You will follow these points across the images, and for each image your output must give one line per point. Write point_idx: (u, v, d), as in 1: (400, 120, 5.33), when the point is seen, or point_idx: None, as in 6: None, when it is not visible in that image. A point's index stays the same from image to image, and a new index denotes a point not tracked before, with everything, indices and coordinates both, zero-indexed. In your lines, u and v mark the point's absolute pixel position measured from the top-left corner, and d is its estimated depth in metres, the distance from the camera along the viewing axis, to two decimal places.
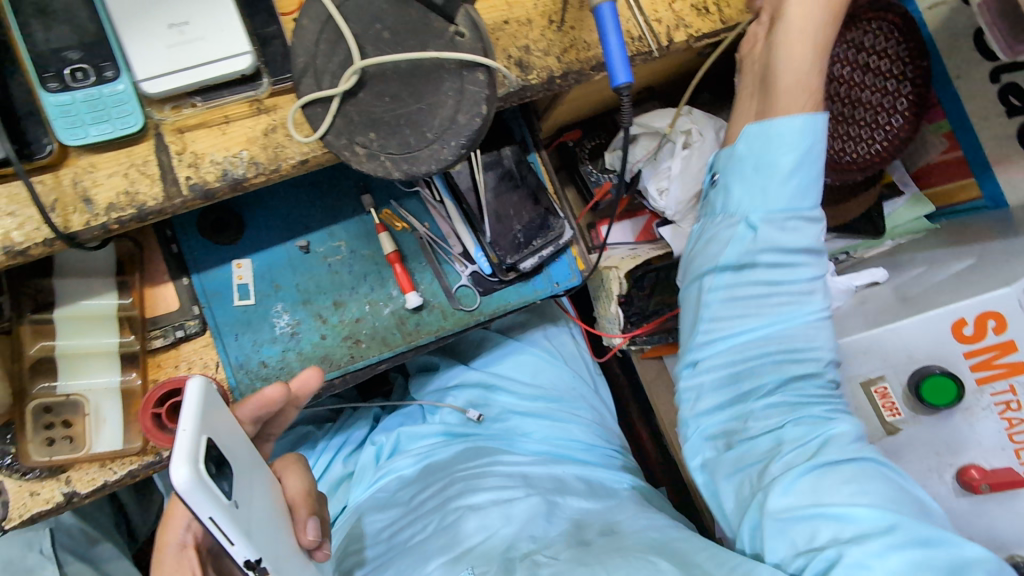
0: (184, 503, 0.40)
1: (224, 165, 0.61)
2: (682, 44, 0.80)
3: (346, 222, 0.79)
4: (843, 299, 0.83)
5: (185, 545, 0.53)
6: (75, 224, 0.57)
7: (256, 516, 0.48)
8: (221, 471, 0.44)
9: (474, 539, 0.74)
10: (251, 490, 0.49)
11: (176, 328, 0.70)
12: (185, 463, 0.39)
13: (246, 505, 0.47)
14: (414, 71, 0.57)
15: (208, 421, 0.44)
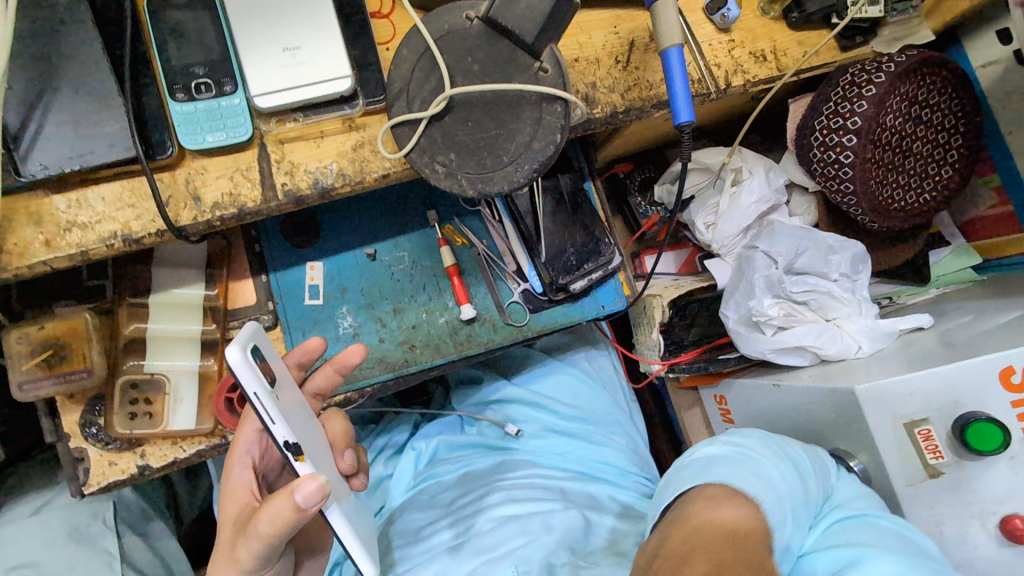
0: (234, 378, 0.49)
1: (316, 174, 0.67)
2: (740, 88, 0.84)
3: (412, 234, 0.84)
4: (888, 340, 0.82)
5: (246, 464, 0.62)
6: (184, 218, 0.63)
7: (293, 418, 0.57)
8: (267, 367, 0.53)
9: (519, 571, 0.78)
10: (292, 397, 0.58)
11: (251, 322, 0.76)
12: (240, 346, 0.49)
13: (286, 406, 0.56)
14: (497, 99, 0.63)
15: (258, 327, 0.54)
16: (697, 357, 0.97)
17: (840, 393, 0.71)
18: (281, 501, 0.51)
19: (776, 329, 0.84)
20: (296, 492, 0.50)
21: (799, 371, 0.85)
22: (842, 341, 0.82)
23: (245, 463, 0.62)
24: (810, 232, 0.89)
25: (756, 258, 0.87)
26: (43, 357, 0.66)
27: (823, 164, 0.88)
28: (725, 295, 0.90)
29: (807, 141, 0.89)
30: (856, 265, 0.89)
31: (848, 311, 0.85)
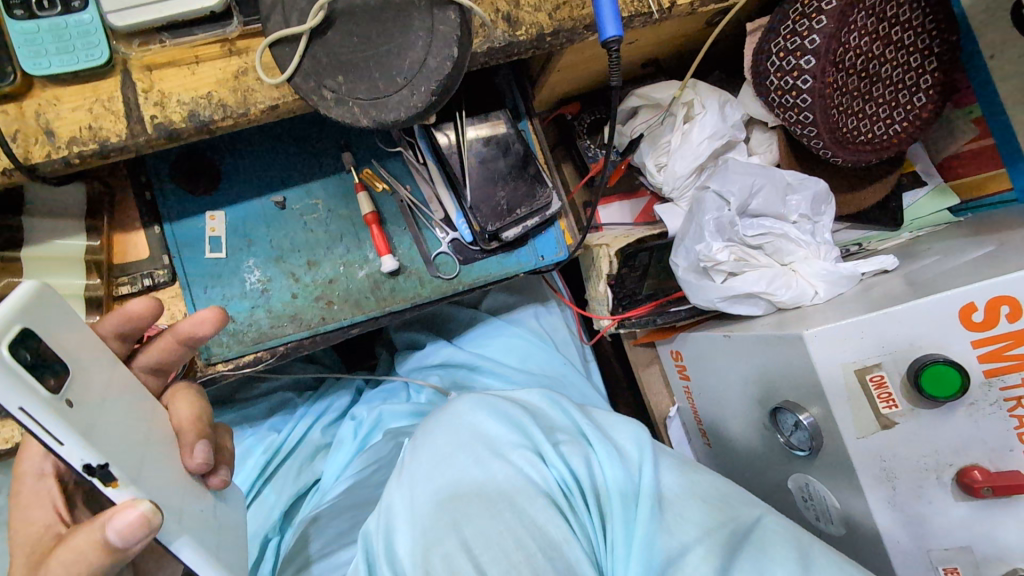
0: None
1: (191, 105, 0.59)
2: (687, 5, 0.75)
3: (326, 180, 0.77)
4: (848, 285, 0.75)
5: (43, 473, 0.52)
6: (36, 156, 0.56)
7: (110, 425, 0.43)
8: (54, 361, 0.39)
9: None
10: (106, 397, 0.44)
11: (144, 277, 0.70)
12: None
13: (95, 413, 0.41)
14: (385, 8, 0.54)
15: (32, 307, 0.38)
16: (648, 312, 0.90)
17: (788, 340, 0.65)
18: (83, 532, 0.41)
19: (726, 276, 0.77)
20: (109, 526, 0.39)
21: (753, 321, 0.78)
22: (798, 287, 0.75)
23: (49, 478, 0.52)
24: (767, 170, 0.82)
25: (706, 199, 0.80)
26: None
27: (780, 92, 0.79)
28: (676, 242, 0.83)
29: (763, 67, 0.80)
30: (816, 206, 0.82)
31: (805, 255, 0.77)
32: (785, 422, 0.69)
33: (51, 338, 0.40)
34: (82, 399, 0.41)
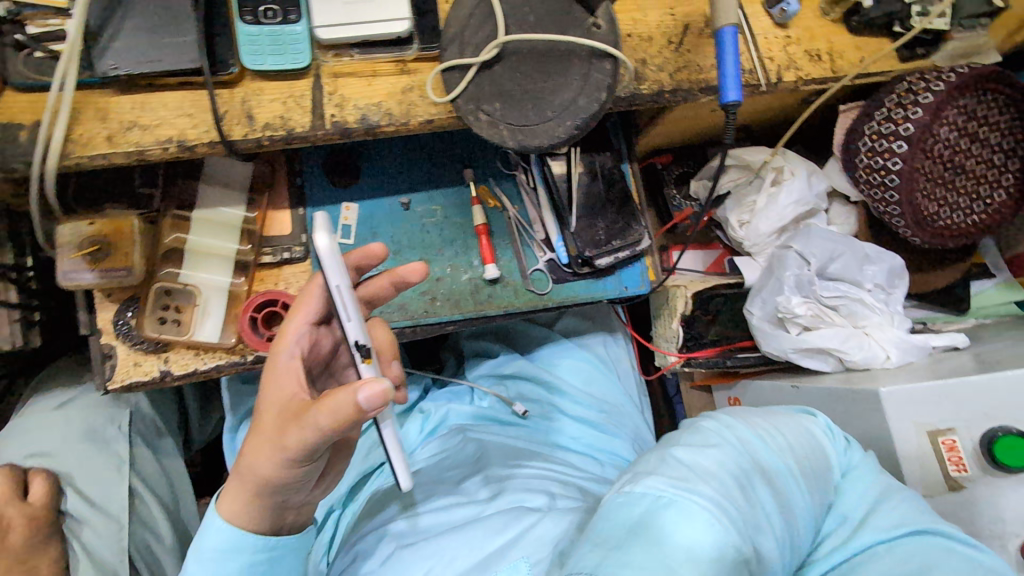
0: (319, 262, 0.49)
1: (364, 110, 0.70)
2: (790, 84, 0.84)
3: (446, 190, 0.86)
4: (919, 355, 0.79)
5: (294, 355, 0.53)
6: (236, 134, 0.66)
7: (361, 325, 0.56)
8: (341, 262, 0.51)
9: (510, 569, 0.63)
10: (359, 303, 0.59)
11: (283, 250, 0.78)
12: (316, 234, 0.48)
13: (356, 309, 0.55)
14: (549, 52, 0.64)
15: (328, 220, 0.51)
16: (713, 355, 0.96)
17: (861, 394, 0.69)
18: (344, 390, 0.46)
19: (801, 329, 0.83)
20: (361, 389, 0.45)
21: (821, 377, 0.82)
22: (870, 350, 0.80)
23: (294, 351, 0.54)
24: (848, 239, 0.88)
25: (787, 258, 0.86)
26: (88, 251, 0.69)
27: (870, 170, 0.86)
28: (752, 292, 0.88)
29: (855, 146, 0.87)
30: (890, 279, 0.87)
31: (879, 321, 0.82)
32: None
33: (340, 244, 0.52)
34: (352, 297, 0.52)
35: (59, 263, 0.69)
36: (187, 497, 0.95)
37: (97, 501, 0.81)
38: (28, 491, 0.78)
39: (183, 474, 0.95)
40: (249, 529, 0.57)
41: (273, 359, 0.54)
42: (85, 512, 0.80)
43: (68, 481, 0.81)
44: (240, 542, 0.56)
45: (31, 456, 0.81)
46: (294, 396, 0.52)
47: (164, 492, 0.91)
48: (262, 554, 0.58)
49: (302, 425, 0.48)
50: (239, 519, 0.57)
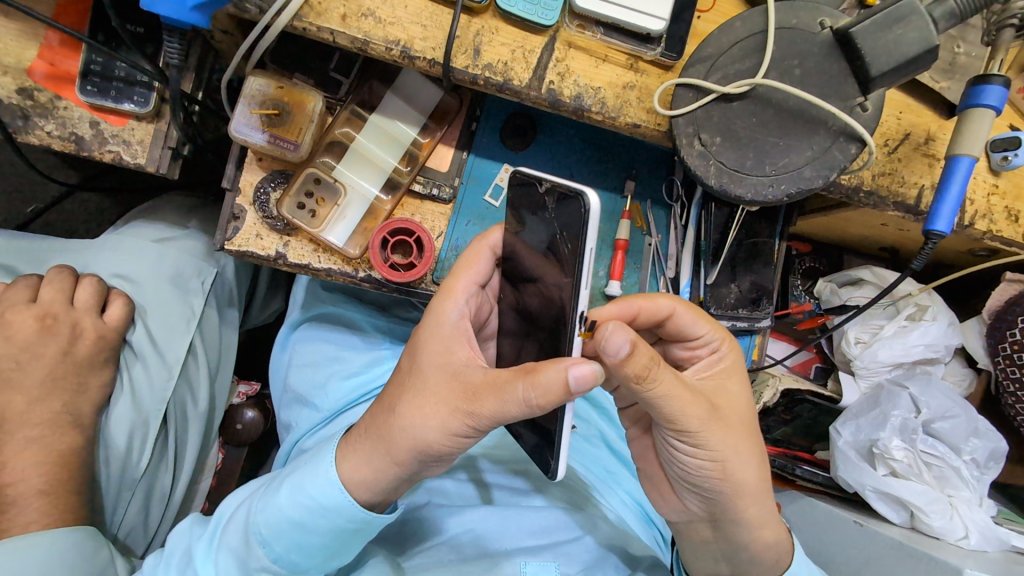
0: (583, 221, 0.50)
1: (581, 89, 0.67)
2: (979, 233, 0.79)
3: (603, 193, 0.84)
4: (996, 548, 0.75)
5: (461, 316, 0.60)
6: (457, 62, 0.64)
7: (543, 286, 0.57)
8: (530, 230, 0.57)
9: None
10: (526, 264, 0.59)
11: (434, 186, 0.76)
12: (578, 193, 0.51)
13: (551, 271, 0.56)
14: (797, 112, 0.61)
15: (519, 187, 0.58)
16: (776, 454, 0.94)
17: (941, 568, 0.66)
18: (551, 364, 0.49)
19: (889, 472, 0.81)
20: (578, 370, 0.48)
21: (888, 525, 0.79)
22: (951, 521, 0.76)
23: (460, 312, 0.59)
24: (966, 405, 0.85)
25: (900, 397, 0.84)
26: (267, 111, 0.69)
27: (1016, 347, 0.82)
28: (845, 414, 0.87)
29: (1013, 318, 0.83)
30: (988, 460, 0.84)
31: (967, 497, 0.79)
32: None
33: (516, 214, 0.59)
34: (527, 261, 0.59)
35: (236, 111, 0.69)
36: (227, 373, 0.94)
37: (159, 343, 0.82)
38: (105, 309, 0.79)
39: (232, 349, 0.94)
40: (354, 495, 0.58)
41: (438, 326, 0.59)
42: (146, 349, 0.81)
43: (140, 315, 0.82)
44: (342, 510, 0.58)
45: (117, 277, 0.82)
46: (468, 367, 0.56)
47: (214, 360, 0.90)
48: (352, 526, 0.59)
49: (502, 394, 0.51)
50: (353, 486, 0.58)
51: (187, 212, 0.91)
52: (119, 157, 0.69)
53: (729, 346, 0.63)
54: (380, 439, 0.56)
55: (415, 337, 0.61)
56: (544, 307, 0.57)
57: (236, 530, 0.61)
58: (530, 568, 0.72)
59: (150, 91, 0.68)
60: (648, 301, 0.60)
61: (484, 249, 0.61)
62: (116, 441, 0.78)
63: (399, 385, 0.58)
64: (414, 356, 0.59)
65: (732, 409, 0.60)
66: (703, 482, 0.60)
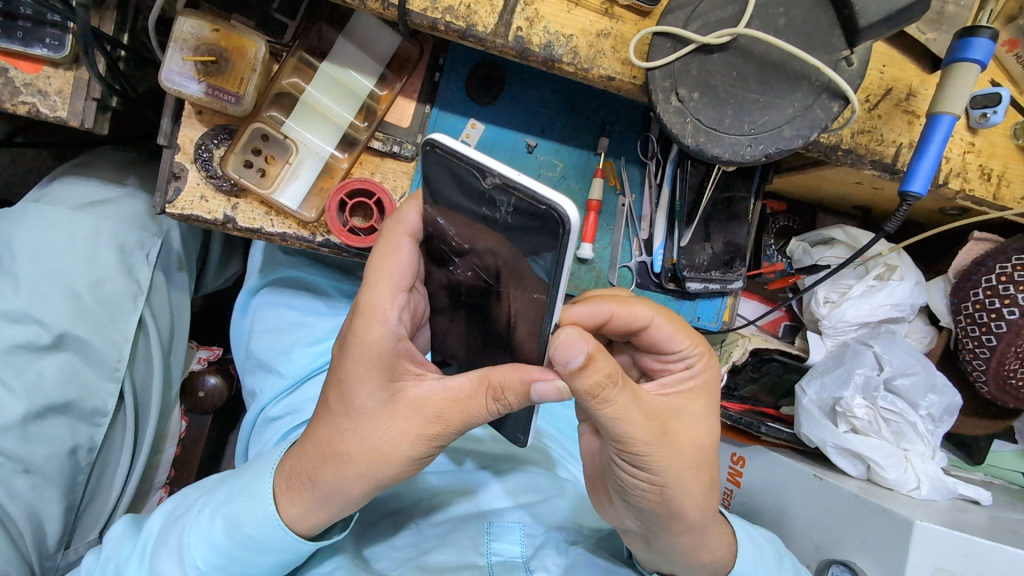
0: (549, 215, 0.46)
1: (551, 37, 0.61)
2: (952, 192, 0.78)
3: (574, 150, 0.79)
4: (945, 498, 0.78)
5: (400, 336, 0.55)
6: (414, 5, 0.58)
7: (485, 269, 0.54)
8: (460, 205, 0.52)
9: (486, 544, 0.71)
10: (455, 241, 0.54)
11: (395, 143, 0.71)
12: (550, 206, 0.45)
13: (502, 261, 0.52)
14: (779, 66, 0.58)
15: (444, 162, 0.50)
16: (743, 411, 0.95)
17: (892, 519, 0.69)
18: (515, 375, 0.51)
19: (850, 429, 0.83)
20: (542, 385, 0.50)
21: (845, 478, 0.81)
22: (904, 473, 0.79)
23: (397, 330, 0.55)
24: (926, 362, 0.86)
25: (864, 355, 0.86)
26: (203, 58, 0.62)
27: (978, 306, 0.83)
28: (812, 371, 0.89)
29: (977, 278, 0.84)
30: (943, 414, 0.86)
31: (921, 450, 0.82)
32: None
33: (437, 190, 0.52)
34: (459, 243, 0.54)
35: (167, 58, 0.62)
36: (181, 343, 0.90)
37: (104, 320, 0.76)
38: (38, 283, 0.72)
39: (185, 316, 0.90)
40: (295, 531, 0.58)
41: (371, 356, 0.54)
42: (87, 330, 0.74)
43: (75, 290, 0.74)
44: (286, 546, 0.58)
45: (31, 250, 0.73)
46: (418, 387, 0.54)
47: (166, 331, 0.86)
48: (293, 555, 0.60)
49: (469, 408, 0.53)
50: (292, 522, 0.58)
51: (125, 169, 0.84)
52: (35, 109, 0.61)
53: (704, 361, 0.60)
54: (318, 479, 0.55)
55: (340, 367, 0.55)
56: (477, 286, 0.56)
57: (169, 561, 0.59)
58: (495, 527, 0.73)
59: (64, 32, 0.60)
60: (622, 308, 0.56)
61: (402, 239, 0.56)
62: (60, 427, 0.73)
63: (338, 425, 0.54)
64: (348, 392, 0.54)
65: (686, 434, 0.56)
66: (641, 500, 0.59)
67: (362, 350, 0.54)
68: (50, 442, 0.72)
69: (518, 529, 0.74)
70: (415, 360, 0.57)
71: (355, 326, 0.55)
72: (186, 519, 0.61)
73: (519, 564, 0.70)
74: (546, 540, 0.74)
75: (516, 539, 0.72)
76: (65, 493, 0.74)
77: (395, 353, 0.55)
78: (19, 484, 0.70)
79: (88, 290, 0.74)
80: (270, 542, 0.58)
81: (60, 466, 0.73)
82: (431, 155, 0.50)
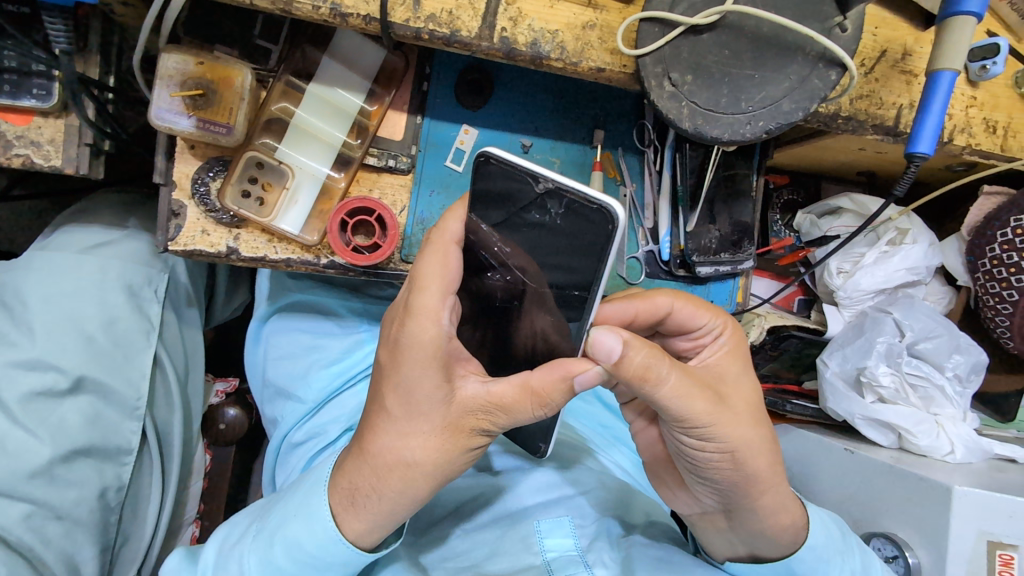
0: (604, 228, 0.49)
1: (537, 34, 0.61)
2: (958, 148, 0.77)
3: (571, 145, 0.78)
4: (980, 459, 0.77)
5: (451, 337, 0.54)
6: (395, 16, 0.58)
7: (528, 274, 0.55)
8: (508, 211, 0.53)
9: (538, 544, 0.69)
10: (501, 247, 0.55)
11: (389, 157, 0.70)
12: (602, 207, 0.48)
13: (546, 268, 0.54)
14: (771, 39, 0.56)
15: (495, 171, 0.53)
16: (766, 391, 0.94)
17: (931, 486, 0.68)
18: (555, 375, 0.52)
19: (876, 399, 0.82)
20: (576, 378, 0.52)
21: (878, 448, 0.80)
22: (937, 438, 0.77)
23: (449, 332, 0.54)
24: (947, 323, 0.85)
25: (884, 323, 0.84)
26: (190, 93, 0.61)
27: (996, 261, 0.82)
28: (832, 344, 0.87)
29: (992, 233, 0.82)
30: (970, 373, 0.84)
31: (952, 413, 0.80)
32: (878, 548, 0.71)
33: (486, 196, 0.54)
34: (500, 249, 0.55)
35: (155, 96, 0.61)
36: (198, 376, 0.90)
37: (119, 361, 0.76)
38: (49, 332, 0.72)
39: (199, 350, 0.90)
40: (358, 546, 0.59)
41: (428, 357, 0.52)
42: (101, 372, 0.74)
43: (88, 333, 0.74)
44: (344, 559, 0.59)
45: (42, 300, 0.73)
46: (467, 388, 0.54)
47: (182, 364, 0.86)
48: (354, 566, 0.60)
49: (513, 412, 0.53)
50: (355, 539, 0.58)
51: (124, 211, 0.84)
52: (30, 160, 0.61)
53: (730, 329, 0.61)
54: (377, 479, 0.55)
55: (395, 371, 0.54)
56: (509, 293, 0.57)
57: None
58: (544, 525, 0.71)
59: (49, 81, 0.60)
60: (644, 304, 0.59)
61: (450, 247, 0.54)
62: (85, 472, 0.73)
63: (397, 429, 0.54)
64: (408, 394, 0.53)
65: (738, 394, 0.57)
66: (714, 474, 0.58)
67: (417, 351, 0.52)
68: (78, 486, 0.72)
69: (569, 521, 0.71)
70: (462, 358, 0.56)
71: (408, 329, 0.53)
72: (242, 546, 0.62)
73: (576, 558, 0.67)
74: (598, 531, 0.72)
75: (568, 533, 0.70)
76: (99, 534, 0.74)
77: (443, 351, 0.53)
78: (50, 531, 0.70)
79: (101, 331, 0.74)
80: (333, 558, 0.58)
81: (90, 508, 0.73)
82: (482, 166, 0.53)
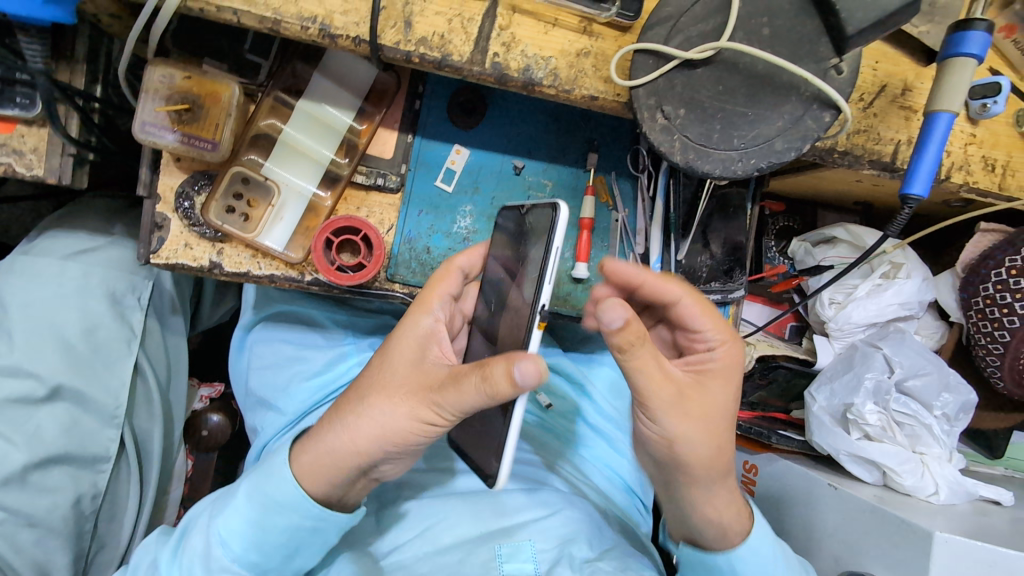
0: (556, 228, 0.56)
1: (530, 61, 0.60)
2: (955, 186, 0.76)
3: (564, 167, 0.77)
4: (965, 501, 0.76)
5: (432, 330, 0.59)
6: (386, 38, 0.57)
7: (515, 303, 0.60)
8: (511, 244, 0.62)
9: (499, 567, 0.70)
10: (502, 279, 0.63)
11: (378, 175, 0.69)
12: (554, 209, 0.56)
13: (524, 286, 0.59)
14: (766, 77, 0.55)
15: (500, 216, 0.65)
16: (752, 420, 0.94)
17: (912, 530, 0.67)
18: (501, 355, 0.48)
19: (863, 436, 0.81)
20: (517, 364, 0.47)
21: (861, 485, 0.79)
22: (921, 478, 0.76)
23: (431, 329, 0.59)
24: (937, 360, 0.84)
25: (874, 358, 0.83)
26: (175, 107, 0.61)
27: (989, 300, 0.81)
28: (822, 378, 0.87)
29: (986, 271, 0.81)
30: (958, 412, 0.83)
31: (938, 453, 0.79)
32: None
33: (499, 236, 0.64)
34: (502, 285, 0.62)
35: (138, 109, 0.60)
36: (180, 383, 0.90)
37: (97, 368, 0.75)
38: (27, 338, 0.71)
39: (182, 357, 0.89)
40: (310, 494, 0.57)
41: (407, 336, 0.58)
42: (80, 381, 0.73)
43: (68, 340, 0.73)
44: (294, 504, 0.57)
45: (22, 305, 0.72)
46: (435, 368, 0.56)
47: (163, 371, 0.86)
48: (307, 522, 0.58)
49: (460, 387, 0.50)
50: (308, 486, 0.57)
51: (111, 217, 0.83)
52: (11, 169, 0.60)
53: (727, 347, 0.59)
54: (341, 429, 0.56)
55: (383, 347, 0.60)
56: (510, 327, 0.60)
57: (199, 536, 0.60)
58: (506, 549, 0.72)
59: (33, 90, 0.59)
60: (656, 279, 0.58)
61: (455, 270, 0.62)
62: (59, 480, 0.72)
63: (364, 388, 0.57)
64: (383, 364, 0.58)
65: (704, 405, 0.57)
66: None
67: (400, 330, 0.59)
68: (52, 494, 0.71)
69: (529, 545, 0.73)
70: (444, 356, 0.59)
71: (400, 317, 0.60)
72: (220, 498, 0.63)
73: None
74: (559, 556, 0.73)
75: (529, 557, 0.72)
76: (71, 542, 0.74)
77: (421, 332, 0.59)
78: (22, 539, 0.69)
79: (81, 338, 0.74)
80: (282, 497, 0.57)
81: (64, 516, 0.73)
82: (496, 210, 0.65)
